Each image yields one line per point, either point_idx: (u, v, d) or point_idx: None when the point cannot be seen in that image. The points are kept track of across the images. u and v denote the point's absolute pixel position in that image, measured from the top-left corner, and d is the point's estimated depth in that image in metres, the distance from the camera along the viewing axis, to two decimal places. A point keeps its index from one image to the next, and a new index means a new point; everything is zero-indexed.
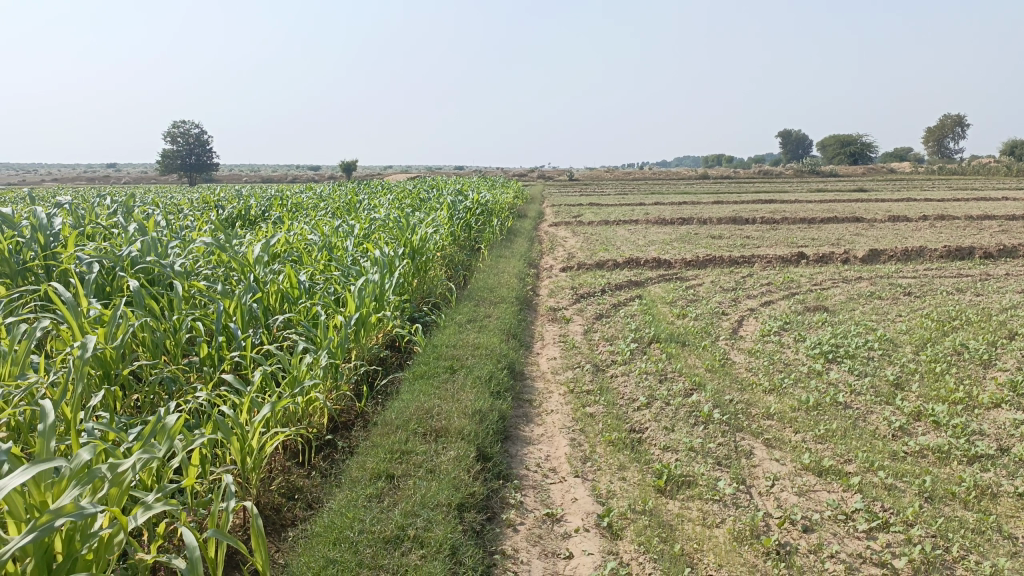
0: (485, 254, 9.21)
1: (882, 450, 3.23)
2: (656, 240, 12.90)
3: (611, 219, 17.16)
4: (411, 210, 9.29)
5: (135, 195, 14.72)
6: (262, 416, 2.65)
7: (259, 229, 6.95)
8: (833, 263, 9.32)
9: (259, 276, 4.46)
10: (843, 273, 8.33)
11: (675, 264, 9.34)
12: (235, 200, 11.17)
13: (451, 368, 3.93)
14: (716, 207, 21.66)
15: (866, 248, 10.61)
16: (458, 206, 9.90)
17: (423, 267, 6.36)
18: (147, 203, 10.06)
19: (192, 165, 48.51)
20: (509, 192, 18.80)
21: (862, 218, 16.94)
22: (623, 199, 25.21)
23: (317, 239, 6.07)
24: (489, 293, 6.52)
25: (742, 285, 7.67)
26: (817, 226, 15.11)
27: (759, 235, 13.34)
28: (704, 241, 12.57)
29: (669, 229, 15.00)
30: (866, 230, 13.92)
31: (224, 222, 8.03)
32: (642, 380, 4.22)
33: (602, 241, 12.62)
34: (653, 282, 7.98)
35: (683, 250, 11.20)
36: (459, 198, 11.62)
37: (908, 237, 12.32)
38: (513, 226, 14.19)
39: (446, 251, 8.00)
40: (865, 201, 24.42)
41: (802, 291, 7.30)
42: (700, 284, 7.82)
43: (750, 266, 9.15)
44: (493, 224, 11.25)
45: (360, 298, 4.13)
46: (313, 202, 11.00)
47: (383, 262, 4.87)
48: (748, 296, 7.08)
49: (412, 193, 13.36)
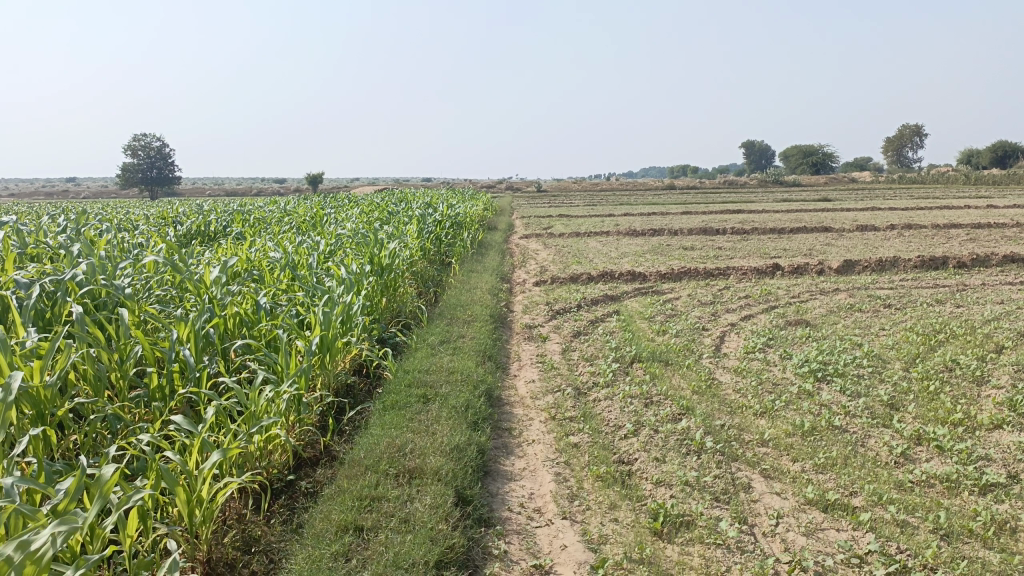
0: (456, 269, 8.93)
1: (887, 479, 3.03)
2: (629, 251, 12.73)
3: (582, 231, 17.00)
4: (378, 224, 8.99)
5: (91, 210, 14.21)
6: (212, 463, 2.36)
7: (218, 247, 6.60)
8: (809, 274, 9.22)
9: (216, 298, 4.13)
10: (820, 285, 8.21)
11: (650, 277, 9.16)
12: (195, 215, 10.76)
13: (424, 397, 3.66)
14: (685, 218, 21.65)
15: (840, 258, 10.54)
16: (427, 220, 9.62)
17: (391, 284, 6.07)
18: (101, 220, 9.61)
19: (154, 179, 47.53)
20: (478, 205, 18.57)
21: (832, 228, 17.00)
22: (593, 210, 25.11)
23: (279, 258, 5.75)
24: (461, 310, 6.25)
25: (720, 299, 7.50)
26: (788, 236, 15.10)
27: (731, 246, 13.25)
28: (677, 252, 12.44)
29: (641, 240, 14.86)
30: (837, 240, 13.91)
31: (181, 239, 7.66)
32: (627, 404, 3.98)
33: (575, 254, 12.42)
34: (629, 296, 7.78)
35: (657, 262, 11.04)
36: (428, 211, 11.34)
37: (879, 247, 12.31)
38: (483, 239, 13.94)
39: (416, 266, 7.72)
40: (831, 210, 24.60)
41: (782, 304, 7.15)
42: (677, 298, 7.63)
43: (726, 278, 9.00)
44: (464, 238, 10.98)
45: (325, 322, 3.84)
46: (277, 216, 10.63)
47: (350, 281, 4.58)
48: (727, 310, 6.91)
49: (381, 206, 13.06)
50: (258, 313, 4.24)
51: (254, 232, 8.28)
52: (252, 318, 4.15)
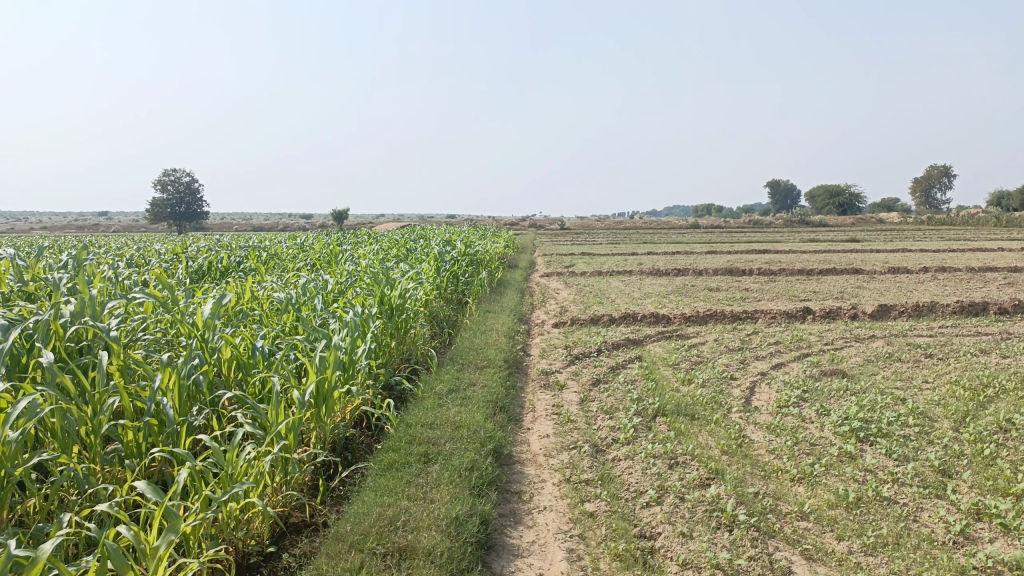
0: (472, 310, 8.64)
1: (947, 564, 2.66)
2: (652, 292, 12.39)
3: (605, 270, 16.69)
4: (394, 262, 8.75)
5: (110, 245, 14.15)
6: (169, 541, 2.07)
7: (223, 285, 6.37)
8: (842, 319, 8.80)
9: (208, 342, 3.87)
10: (854, 331, 7.80)
11: (675, 320, 8.80)
12: (210, 251, 10.60)
13: (425, 456, 3.34)
14: (710, 257, 21.28)
15: (873, 302, 10.11)
16: (444, 258, 9.37)
17: (401, 326, 5.79)
18: (115, 255, 9.49)
19: (181, 214, 48.10)
20: (499, 242, 18.36)
21: (862, 270, 16.55)
22: (616, 249, 24.82)
23: (284, 297, 5.50)
24: (474, 354, 5.94)
25: (748, 345, 7.12)
26: (816, 277, 14.67)
27: (758, 287, 12.85)
28: (702, 293, 12.07)
29: (664, 280, 14.52)
30: (868, 283, 13.46)
31: (190, 277, 7.46)
32: (649, 466, 3.62)
33: (596, 294, 12.08)
34: (652, 340, 7.43)
35: (681, 303, 10.67)
36: (446, 248, 11.10)
37: (914, 291, 11.85)
38: (503, 277, 13.67)
39: (430, 306, 7.45)
40: (861, 252, 24.07)
41: (814, 352, 6.75)
42: (703, 343, 7.25)
43: (754, 322, 8.62)
44: (482, 277, 10.70)
45: (323, 370, 3.56)
46: (293, 253, 10.43)
47: (355, 319, 4.31)
48: (756, 357, 6.53)
49: (399, 243, 12.85)
50: (256, 358, 3.98)
51: (267, 269, 8.07)
52: (250, 362, 3.89)
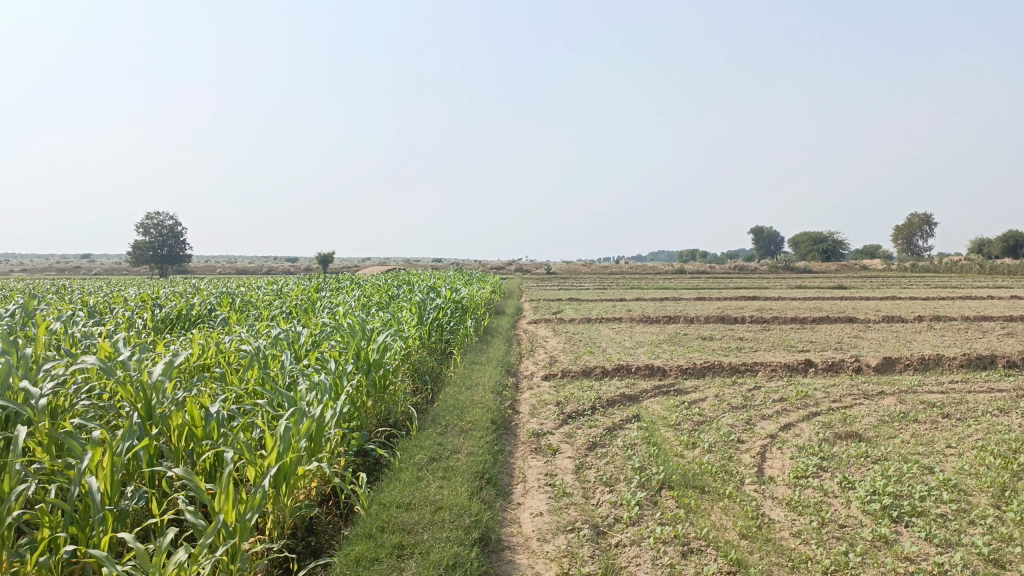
0: (457, 362, 8.16)
1: None
2: (644, 341, 11.96)
3: (594, 316, 16.26)
4: (374, 311, 8.28)
5: (78, 289, 13.55)
6: None
7: (187, 338, 5.87)
8: (845, 372, 8.39)
9: (155, 410, 3.40)
10: (861, 386, 7.38)
11: (670, 372, 8.35)
12: (181, 298, 10.06)
13: (399, 549, 2.85)
14: (699, 305, 20.94)
15: (875, 354, 9.71)
16: (427, 305, 8.90)
17: (379, 383, 5.32)
18: (79, 303, 8.96)
19: (164, 257, 47.50)
20: (485, 287, 17.91)
21: (856, 318, 16.23)
22: (604, 295, 24.46)
23: (251, 350, 5.02)
24: (459, 414, 5.44)
25: (752, 401, 6.67)
26: (810, 326, 14.31)
27: (753, 336, 12.45)
28: (695, 343, 11.65)
29: (655, 328, 14.09)
30: (865, 332, 13.12)
31: (154, 327, 6.95)
32: (659, 555, 3.15)
33: (587, 343, 11.62)
34: (649, 396, 6.96)
35: (675, 354, 10.22)
36: (430, 295, 10.64)
37: (913, 342, 11.49)
38: (489, 324, 13.20)
39: (411, 359, 6.97)
40: (850, 299, 23.82)
41: (823, 411, 6.31)
42: (703, 399, 6.80)
43: (754, 376, 8.18)
44: (467, 324, 10.23)
45: (285, 443, 3.09)
46: (268, 300, 9.92)
47: (327, 377, 3.85)
48: (761, 416, 6.07)
49: (382, 289, 12.38)
50: (213, 425, 3.51)
51: (239, 318, 7.57)
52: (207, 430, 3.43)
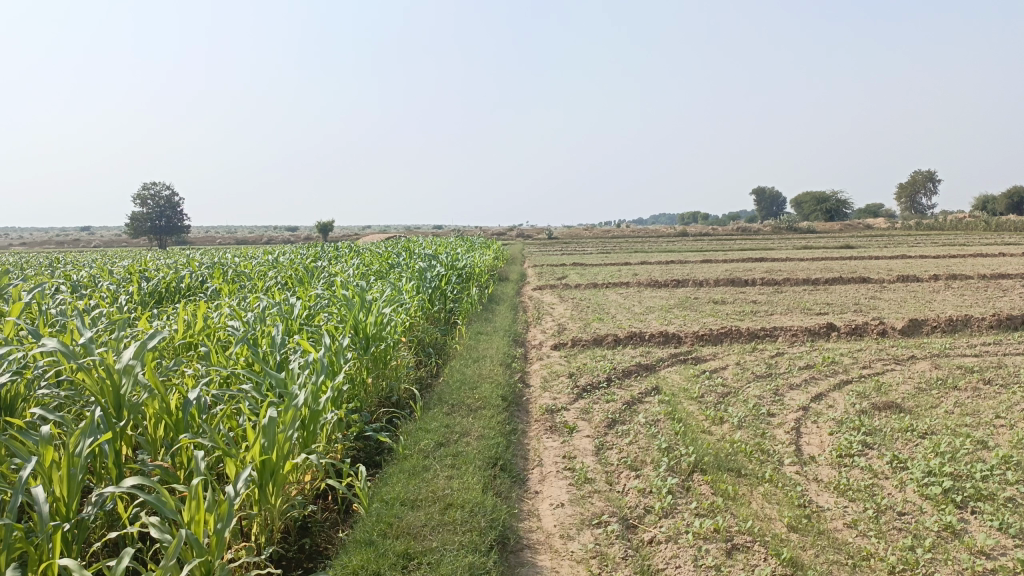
0: (462, 332, 7.75)
1: None
2: (655, 306, 11.52)
3: (600, 281, 15.82)
4: (373, 281, 7.85)
5: (69, 263, 13.13)
6: None
7: (171, 313, 5.44)
8: (870, 336, 7.98)
9: (123, 400, 3.00)
10: (890, 352, 6.99)
11: (686, 339, 7.95)
12: (171, 270, 9.63)
13: (403, 560, 2.46)
14: (706, 267, 20.47)
15: (898, 316, 9.31)
16: (428, 274, 8.47)
17: (380, 359, 4.92)
18: (63, 277, 8.54)
19: (162, 228, 46.87)
20: (488, 254, 17.48)
21: (869, 278, 15.81)
22: (609, 259, 24.01)
23: (240, 325, 4.60)
24: (466, 390, 5.04)
25: (777, 370, 6.26)
26: (824, 288, 13.87)
27: (766, 299, 12.05)
28: (708, 307, 11.24)
29: (665, 292, 13.68)
30: (882, 293, 12.70)
31: (139, 302, 6.53)
32: (701, 556, 2.76)
33: (595, 308, 11.22)
34: (667, 365, 6.56)
35: (688, 319, 9.80)
36: (431, 263, 10.21)
37: (934, 302, 11.09)
38: (493, 291, 12.78)
39: (413, 331, 6.56)
40: (860, 259, 23.33)
41: (854, 379, 5.91)
42: (725, 368, 6.40)
43: (774, 342, 7.77)
44: (471, 292, 9.81)
45: (270, 436, 2.72)
46: (263, 270, 9.49)
47: (319, 355, 3.46)
48: (789, 386, 5.68)
49: (382, 257, 11.94)
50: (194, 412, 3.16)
51: (230, 290, 7.13)
52: (186, 419, 3.07)
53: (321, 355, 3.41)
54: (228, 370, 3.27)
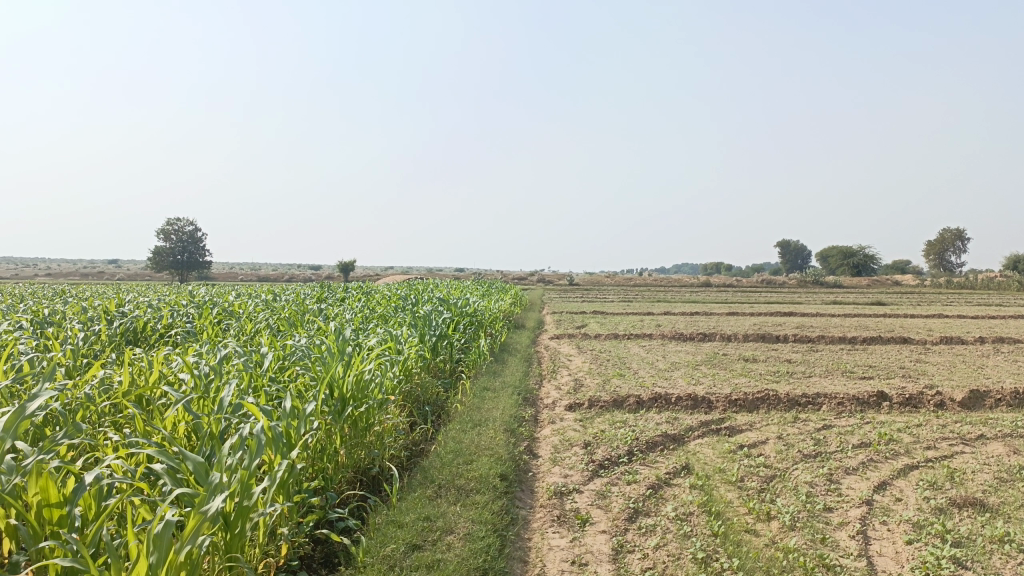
0: (466, 387, 6.96)
1: None
2: (680, 362, 10.64)
3: (621, 332, 14.96)
4: (370, 328, 7.11)
5: (66, 297, 12.52)
6: None
7: (126, 361, 4.71)
8: (925, 408, 7.08)
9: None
10: (953, 429, 6.09)
11: (718, 404, 7.08)
12: (157, 307, 8.91)
13: None
14: (733, 321, 19.53)
15: (952, 385, 8.38)
16: (433, 323, 7.70)
17: (358, 424, 4.18)
18: (36, 312, 7.85)
19: (182, 262, 46.75)
20: (505, 300, 16.73)
21: (909, 338, 14.86)
22: (630, 308, 23.21)
23: (190, 375, 3.87)
24: (459, 464, 4.23)
25: (826, 448, 5.38)
26: (862, 348, 12.91)
27: (802, 358, 11.16)
28: (738, 365, 10.36)
29: (691, 347, 12.82)
30: (927, 356, 11.75)
31: (100, 345, 5.81)
32: None
33: (616, 363, 10.36)
34: (697, 438, 5.70)
35: (718, 379, 8.92)
36: (439, 309, 9.45)
37: (987, 369, 10.13)
38: (507, 341, 11.99)
39: (407, 388, 5.80)
40: (894, 317, 22.30)
41: (920, 465, 5.01)
42: (765, 443, 5.54)
43: (817, 411, 6.89)
44: (479, 342, 9.02)
45: (160, 552, 2.02)
46: (256, 311, 8.78)
47: (258, 432, 2.75)
48: (845, 470, 4.81)
49: (390, 301, 11.20)
50: (87, 501, 2.47)
51: (209, 334, 6.40)
52: (68, 514, 2.36)
53: (259, 433, 2.70)
54: (141, 449, 2.57)
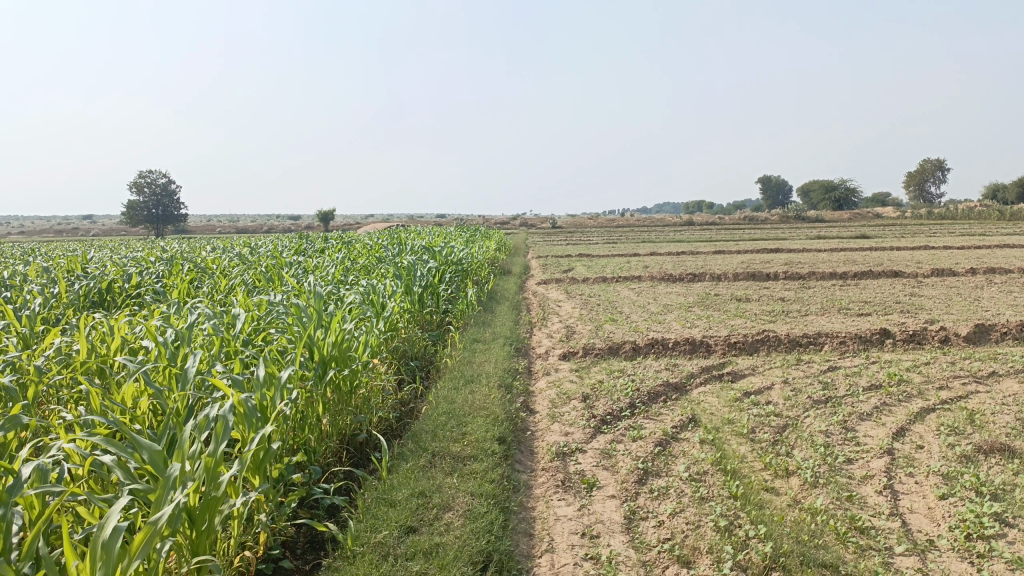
0: (454, 339, 6.63)
1: None
2: (672, 304, 10.38)
3: (610, 275, 14.66)
4: (350, 282, 6.73)
5: (29, 257, 11.94)
6: None
7: (84, 328, 4.33)
8: (930, 345, 6.85)
9: None
10: (963, 366, 5.87)
11: (717, 347, 6.82)
12: (123, 265, 8.45)
13: None
14: (720, 259, 19.30)
15: (953, 319, 8.17)
16: (417, 273, 7.33)
17: (342, 388, 3.85)
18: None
19: (157, 216, 45.75)
20: (490, 246, 16.34)
21: (900, 272, 14.67)
22: (616, 249, 22.92)
23: (152, 342, 3.49)
24: (452, 427, 3.92)
25: (836, 392, 5.12)
26: (855, 283, 12.70)
27: (795, 296, 10.93)
28: (731, 305, 10.11)
29: (681, 288, 12.55)
30: (922, 289, 11.56)
31: (58, 311, 5.40)
32: None
33: (607, 307, 10.07)
34: (700, 386, 5.42)
35: (713, 321, 8.66)
36: (423, 258, 9.05)
37: (984, 301, 9.95)
38: (493, 288, 11.65)
39: (392, 345, 5.46)
40: (881, 250, 22.17)
41: (936, 407, 4.77)
42: (771, 389, 5.28)
43: (820, 352, 6.64)
44: (466, 291, 8.67)
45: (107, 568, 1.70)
46: (230, 266, 8.35)
47: (224, 411, 2.39)
48: (860, 417, 4.55)
49: (372, 251, 10.78)
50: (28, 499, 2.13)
51: (180, 293, 6.01)
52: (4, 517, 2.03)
53: (224, 413, 2.34)
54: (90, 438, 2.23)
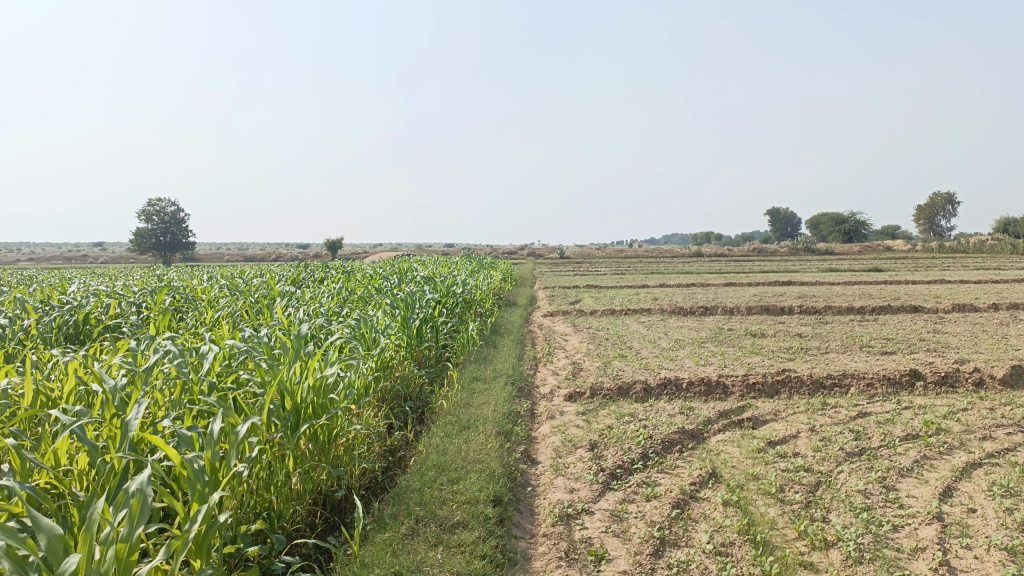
0: (453, 378, 6.18)
1: None
2: (684, 339, 9.90)
3: (619, 308, 14.20)
4: (342, 314, 6.31)
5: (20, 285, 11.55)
6: None
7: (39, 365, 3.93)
8: (963, 388, 6.36)
9: None
10: (1005, 413, 5.38)
11: (734, 388, 6.34)
12: (108, 295, 8.05)
13: None
14: (732, 291, 18.82)
15: (985, 359, 7.67)
16: (414, 305, 6.90)
17: (318, 440, 3.41)
18: None
19: (164, 244, 45.64)
20: (496, 277, 15.93)
21: (919, 307, 14.17)
22: (624, 281, 22.49)
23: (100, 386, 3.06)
24: (443, 484, 3.47)
25: (870, 443, 4.64)
26: (873, 318, 12.20)
27: (812, 331, 10.44)
28: (746, 341, 9.64)
29: (693, 322, 12.08)
30: (945, 326, 11.05)
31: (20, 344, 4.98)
32: None
33: (615, 342, 9.60)
34: (718, 433, 4.95)
35: (729, 359, 8.18)
36: (423, 289, 8.64)
37: (1013, 339, 9.45)
38: (498, 320, 11.21)
39: (383, 386, 5.03)
40: (895, 284, 21.67)
41: (984, 462, 4.28)
42: (797, 438, 4.80)
43: (845, 395, 6.16)
44: (468, 324, 8.23)
45: None
46: (220, 296, 7.94)
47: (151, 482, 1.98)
48: (900, 473, 4.07)
49: (373, 281, 10.36)
50: None
51: (158, 326, 5.59)
52: None
53: (147, 485, 1.94)
54: None
